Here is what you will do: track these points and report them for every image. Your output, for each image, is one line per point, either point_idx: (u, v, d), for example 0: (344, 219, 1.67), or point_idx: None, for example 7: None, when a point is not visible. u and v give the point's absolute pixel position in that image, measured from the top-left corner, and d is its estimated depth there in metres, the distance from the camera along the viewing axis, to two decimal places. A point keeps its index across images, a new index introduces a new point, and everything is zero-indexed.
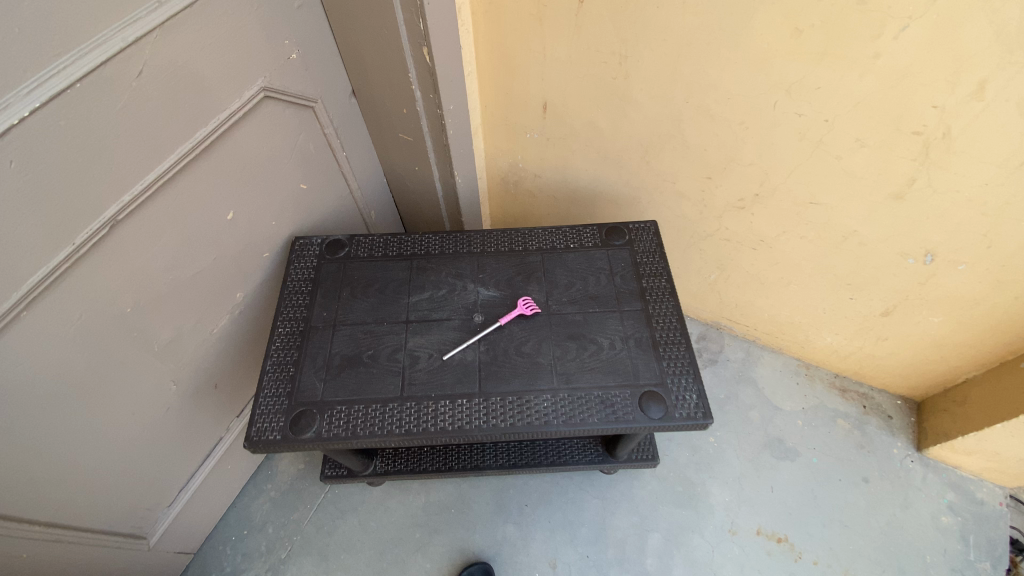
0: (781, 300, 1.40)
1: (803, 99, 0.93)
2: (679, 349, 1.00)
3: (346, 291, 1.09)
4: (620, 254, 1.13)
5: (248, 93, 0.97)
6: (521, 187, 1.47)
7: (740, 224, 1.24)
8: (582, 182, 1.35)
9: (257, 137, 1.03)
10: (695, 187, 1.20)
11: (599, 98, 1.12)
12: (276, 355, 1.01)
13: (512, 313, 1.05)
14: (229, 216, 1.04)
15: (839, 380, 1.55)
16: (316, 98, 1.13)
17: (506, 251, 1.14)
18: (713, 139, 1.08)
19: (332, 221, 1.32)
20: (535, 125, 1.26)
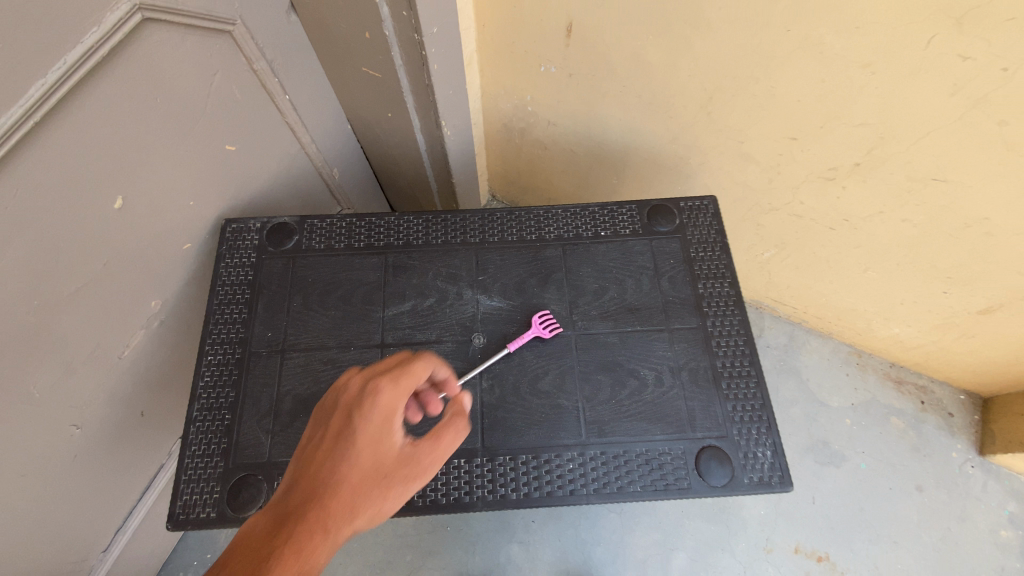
0: (847, 286, 1.14)
1: (978, 36, 0.62)
2: (749, 386, 0.75)
3: (298, 301, 0.81)
4: (669, 247, 0.84)
5: (113, 15, 0.61)
6: (529, 137, 1.13)
7: (824, 199, 0.94)
8: (613, 136, 1.02)
9: (143, 83, 0.69)
10: (771, 149, 0.89)
11: (652, 21, 0.77)
12: (206, 397, 0.75)
13: (527, 335, 0.77)
14: (117, 204, 0.72)
15: (895, 370, 1.33)
16: (233, 19, 0.76)
17: (514, 241, 0.85)
18: (815, 86, 0.76)
19: (281, 189, 1.00)
20: (553, 55, 0.91)
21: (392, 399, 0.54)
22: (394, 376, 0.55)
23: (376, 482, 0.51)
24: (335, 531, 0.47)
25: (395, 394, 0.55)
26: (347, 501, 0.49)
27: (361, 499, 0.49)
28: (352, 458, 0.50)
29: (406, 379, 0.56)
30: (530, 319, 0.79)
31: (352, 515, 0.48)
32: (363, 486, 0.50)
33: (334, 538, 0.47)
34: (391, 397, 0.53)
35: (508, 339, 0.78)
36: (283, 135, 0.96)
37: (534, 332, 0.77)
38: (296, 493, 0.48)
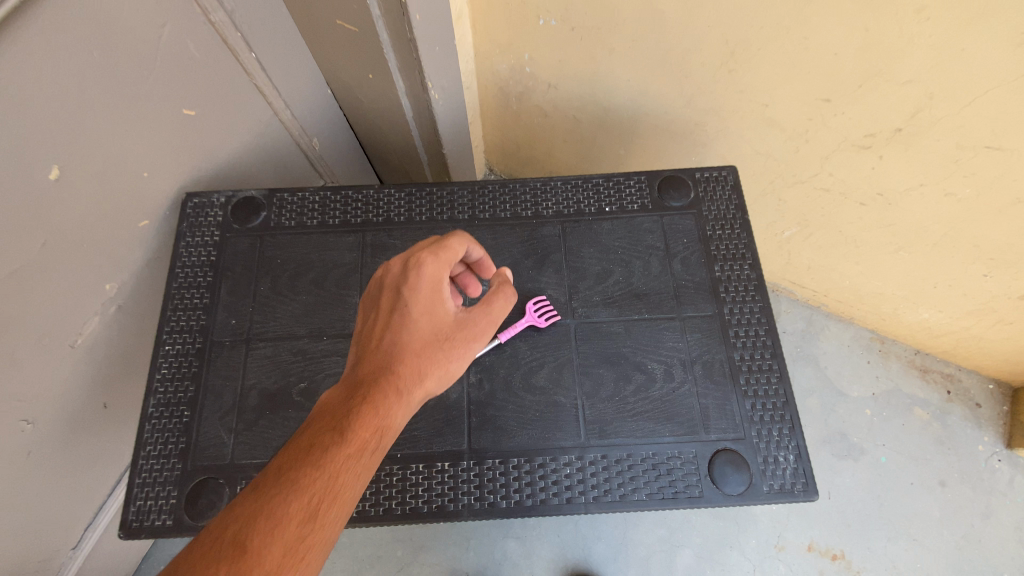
0: (875, 268, 1.04)
1: None
2: (770, 381, 0.66)
3: (265, 284, 0.72)
4: (681, 224, 0.75)
5: None
6: (527, 103, 1.03)
7: (856, 170, 0.84)
8: (620, 101, 0.92)
9: (75, 34, 0.59)
10: (800, 112, 0.79)
11: None
12: (163, 392, 0.67)
13: (521, 322, 0.69)
14: (54, 173, 0.63)
15: (919, 358, 1.24)
16: None
17: (507, 217, 0.76)
18: (856, 37, 0.65)
19: (252, 160, 0.90)
20: (552, 6, 0.80)
21: (434, 274, 0.55)
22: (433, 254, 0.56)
23: (435, 348, 0.55)
24: (404, 392, 0.52)
25: (437, 271, 0.56)
26: (411, 366, 0.53)
27: (423, 364, 0.54)
28: (408, 329, 0.54)
29: (446, 255, 0.57)
30: (524, 306, 0.70)
31: (416, 379, 0.53)
32: (422, 354, 0.54)
33: (405, 398, 0.52)
34: (433, 272, 0.55)
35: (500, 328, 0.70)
36: (252, 99, 0.86)
37: (530, 319, 0.69)
38: (363, 364, 0.52)
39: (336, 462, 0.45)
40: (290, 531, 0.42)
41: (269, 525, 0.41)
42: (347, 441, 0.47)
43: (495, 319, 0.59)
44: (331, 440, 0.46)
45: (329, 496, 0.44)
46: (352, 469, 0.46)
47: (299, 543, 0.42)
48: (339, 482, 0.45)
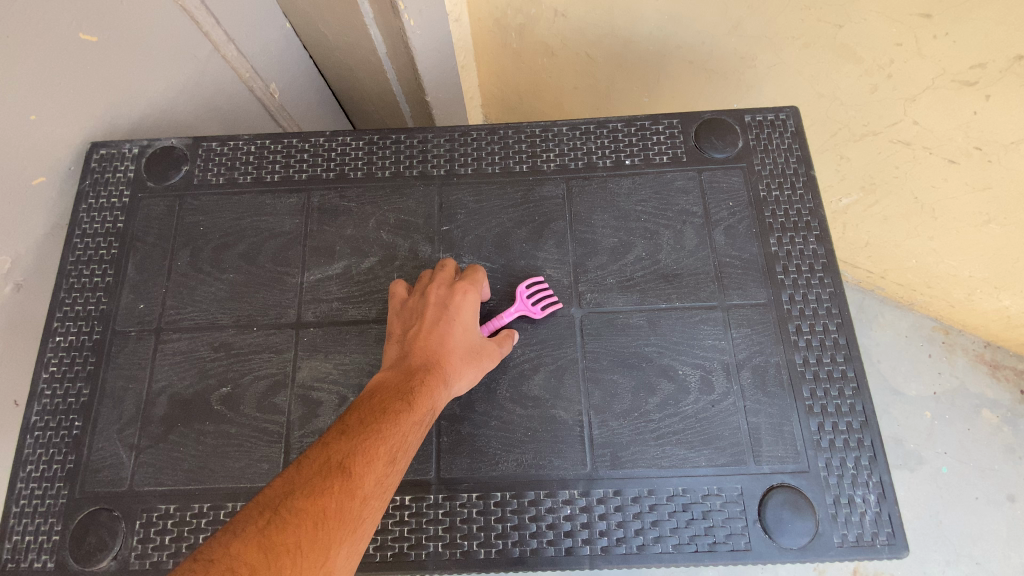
0: (953, 244, 0.85)
1: None
2: (843, 394, 0.49)
3: (184, 259, 0.56)
4: (725, 182, 0.57)
5: None
6: (529, 39, 0.83)
7: (951, 114, 0.65)
8: (646, 28, 0.73)
9: None
10: (886, 34, 0.60)
11: None
12: (50, 396, 0.52)
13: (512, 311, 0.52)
14: None
15: (990, 351, 1.04)
16: None
17: (496, 173, 0.58)
18: None
19: (188, 105, 0.73)
20: None
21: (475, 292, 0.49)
22: (473, 271, 0.51)
23: (480, 354, 0.48)
24: (457, 381, 0.45)
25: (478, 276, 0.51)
26: (462, 364, 0.46)
27: (471, 366, 0.47)
28: (458, 328, 0.47)
29: (482, 278, 0.51)
30: (514, 290, 0.54)
31: (466, 371, 0.46)
32: (470, 356, 0.47)
33: (457, 389, 0.46)
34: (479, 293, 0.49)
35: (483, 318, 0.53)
36: (180, 26, 0.68)
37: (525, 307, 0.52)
38: (412, 352, 0.45)
39: (409, 421, 0.41)
40: (380, 470, 0.38)
41: (365, 458, 0.38)
42: (417, 407, 0.42)
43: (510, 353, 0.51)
44: (402, 403, 0.42)
45: (405, 448, 0.41)
46: (422, 431, 0.42)
47: (390, 482, 0.39)
48: (411, 439, 0.41)
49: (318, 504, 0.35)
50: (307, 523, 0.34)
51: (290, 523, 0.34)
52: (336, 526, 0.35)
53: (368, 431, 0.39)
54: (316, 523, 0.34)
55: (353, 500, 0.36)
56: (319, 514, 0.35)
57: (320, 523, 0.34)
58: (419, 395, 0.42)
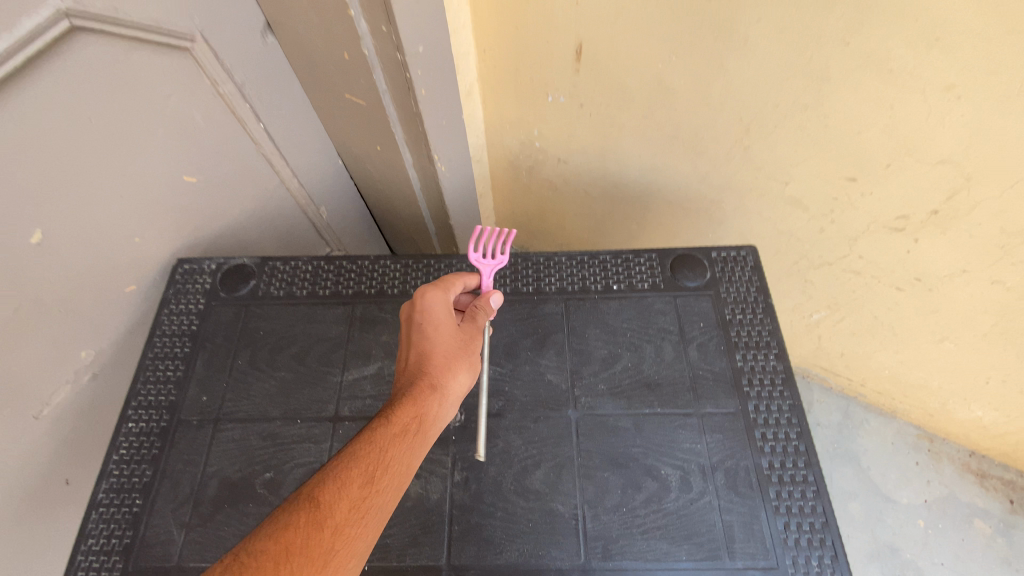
0: (917, 357, 0.94)
1: None
2: (806, 496, 0.57)
3: (244, 358, 0.68)
4: (697, 306, 0.68)
5: (28, 21, 0.51)
6: (537, 177, 1.02)
7: (889, 252, 0.78)
8: (632, 176, 0.89)
9: (70, 96, 0.58)
10: (825, 191, 0.74)
11: (672, 39, 0.66)
12: (117, 476, 0.61)
13: (491, 272, 0.67)
14: (36, 238, 0.59)
15: (975, 460, 1.08)
16: (192, 33, 0.67)
17: (507, 293, 0.71)
18: (882, 115, 0.62)
19: (253, 226, 0.88)
20: (561, 85, 0.80)
21: (446, 302, 0.59)
22: (445, 282, 0.61)
23: (458, 350, 0.56)
24: (439, 387, 0.53)
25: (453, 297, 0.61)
26: (439, 369, 0.54)
27: (447, 369, 0.54)
28: (431, 335, 0.56)
29: (454, 282, 0.62)
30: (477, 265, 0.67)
31: (446, 375, 0.53)
32: (448, 354, 0.55)
33: (443, 391, 0.53)
34: (445, 297, 0.58)
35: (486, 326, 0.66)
36: (257, 168, 0.85)
37: (488, 264, 0.67)
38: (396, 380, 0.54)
39: (383, 438, 0.47)
40: (352, 492, 0.43)
41: (334, 485, 0.43)
42: (391, 423, 0.48)
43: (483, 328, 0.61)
44: (377, 422, 0.48)
45: (382, 465, 0.46)
46: (403, 442, 0.48)
47: (365, 502, 0.44)
48: (389, 455, 0.47)
49: (286, 537, 0.39)
50: (274, 558, 0.38)
51: (258, 558, 0.38)
52: (305, 556, 0.39)
53: (343, 456, 0.45)
54: (283, 558, 0.38)
55: (325, 528, 0.41)
56: (286, 550, 0.39)
57: (288, 555, 0.39)
58: (394, 411, 0.49)
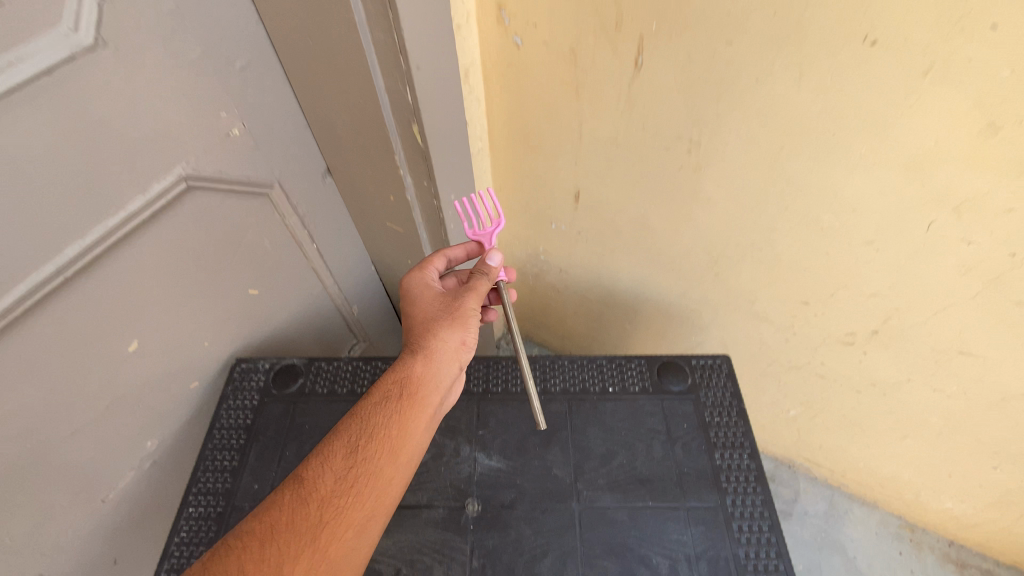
0: (885, 451, 1.04)
1: (978, 224, 0.61)
2: None
3: (291, 449, 0.79)
4: (680, 408, 0.80)
5: (157, 185, 0.67)
6: (541, 281, 1.20)
7: (845, 362, 0.90)
8: (623, 285, 1.05)
9: (175, 236, 0.73)
10: (786, 309, 0.88)
11: (652, 191, 0.83)
12: (177, 556, 0.70)
13: (492, 236, 0.81)
14: (133, 345, 0.73)
15: (954, 550, 1.15)
16: (273, 181, 0.83)
17: (519, 393, 0.83)
18: (820, 258, 0.76)
19: (297, 326, 1.02)
20: (563, 215, 0.98)
21: (424, 288, 0.77)
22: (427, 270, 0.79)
23: (436, 317, 0.72)
24: (417, 356, 0.69)
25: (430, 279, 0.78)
26: (416, 343, 0.70)
27: (424, 338, 0.71)
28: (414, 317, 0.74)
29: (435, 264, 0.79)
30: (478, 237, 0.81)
31: (425, 344, 0.70)
32: (426, 325, 0.72)
33: (424, 356, 0.69)
34: (420, 284, 0.76)
35: (502, 286, 0.79)
36: (306, 278, 1.00)
37: (485, 232, 0.80)
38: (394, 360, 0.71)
39: (365, 410, 0.65)
40: (335, 461, 0.60)
41: (317, 464, 0.60)
42: (374, 396, 0.66)
43: (484, 291, 0.74)
44: (362, 401, 0.66)
45: (363, 433, 0.63)
46: (385, 406, 0.65)
47: (344, 468, 0.60)
48: (371, 420, 0.64)
49: (281, 509, 0.57)
50: (272, 523, 0.56)
51: (264, 523, 0.56)
52: (297, 517, 0.56)
53: (332, 435, 0.63)
54: (278, 524, 0.56)
55: (309, 503, 0.57)
56: (277, 522, 0.56)
57: (282, 523, 0.56)
58: (374, 390, 0.67)
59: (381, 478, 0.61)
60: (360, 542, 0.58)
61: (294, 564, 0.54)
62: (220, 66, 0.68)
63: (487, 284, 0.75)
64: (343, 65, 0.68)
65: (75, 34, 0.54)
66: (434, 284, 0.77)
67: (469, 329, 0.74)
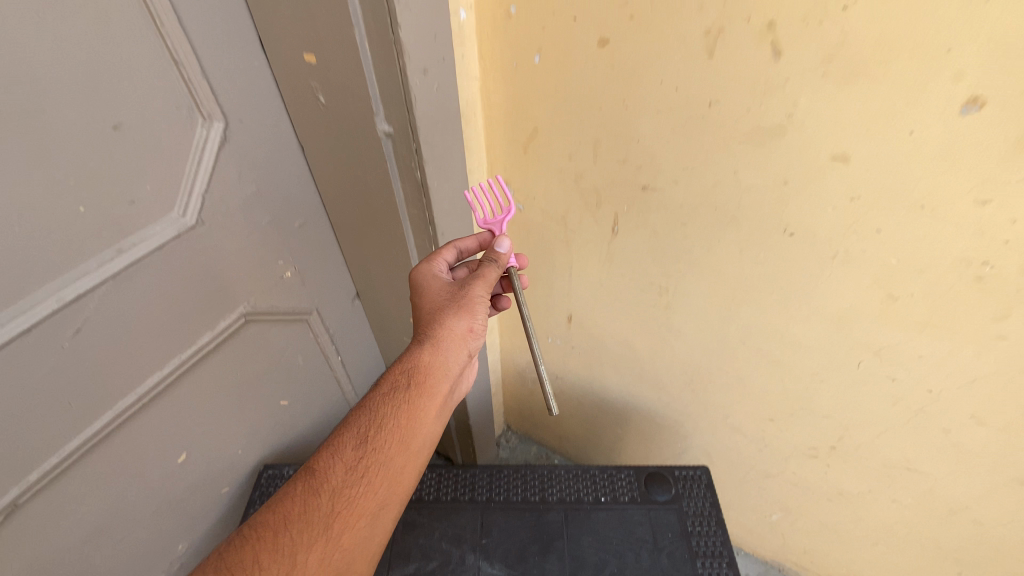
0: (863, 557, 1.10)
1: (896, 364, 0.75)
2: None
3: None
4: (665, 518, 0.89)
5: (223, 322, 0.81)
6: (539, 386, 1.32)
7: (813, 472, 1.00)
8: (613, 394, 1.17)
9: (230, 360, 0.86)
10: (756, 423, 0.99)
11: (633, 321, 0.98)
12: None
13: (502, 223, 0.81)
14: (182, 457, 0.83)
15: None
16: (312, 309, 0.98)
17: (519, 502, 0.92)
18: (777, 383, 0.89)
19: (317, 430, 1.12)
20: (558, 333, 1.12)
21: (433, 271, 0.76)
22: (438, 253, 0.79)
23: (444, 303, 0.73)
24: (424, 345, 0.71)
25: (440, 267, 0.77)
26: (424, 331, 0.72)
27: (430, 326, 0.72)
28: (423, 302, 0.75)
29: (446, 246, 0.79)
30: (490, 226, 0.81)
31: (432, 333, 0.72)
32: (434, 311, 0.73)
33: (430, 345, 0.71)
34: (429, 267, 0.76)
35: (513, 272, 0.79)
36: (330, 386, 1.12)
37: (496, 220, 0.80)
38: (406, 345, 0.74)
39: (373, 402, 0.69)
40: (344, 452, 0.65)
41: (326, 456, 0.65)
42: (382, 387, 0.70)
43: (493, 278, 0.74)
44: (372, 391, 0.70)
45: (369, 425, 0.67)
46: (391, 399, 0.68)
47: (351, 459, 0.65)
48: (379, 410, 0.68)
49: (295, 500, 0.62)
50: (287, 513, 0.61)
51: (279, 512, 0.61)
52: (308, 508, 0.62)
53: (344, 424, 0.68)
54: (291, 513, 0.61)
55: (320, 495, 0.63)
56: (290, 512, 0.61)
57: (295, 514, 0.61)
58: (382, 381, 0.71)
59: (388, 469, 0.66)
60: (373, 529, 0.64)
61: (307, 553, 0.59)
62: (283, 225, 0.85)
63: (496, 270, 0.75)
64: (382, 227, 0.85)
65: (184, 218, 0.71)
66: (443, 268, 0.78)
67: (477, 316, 0.74)
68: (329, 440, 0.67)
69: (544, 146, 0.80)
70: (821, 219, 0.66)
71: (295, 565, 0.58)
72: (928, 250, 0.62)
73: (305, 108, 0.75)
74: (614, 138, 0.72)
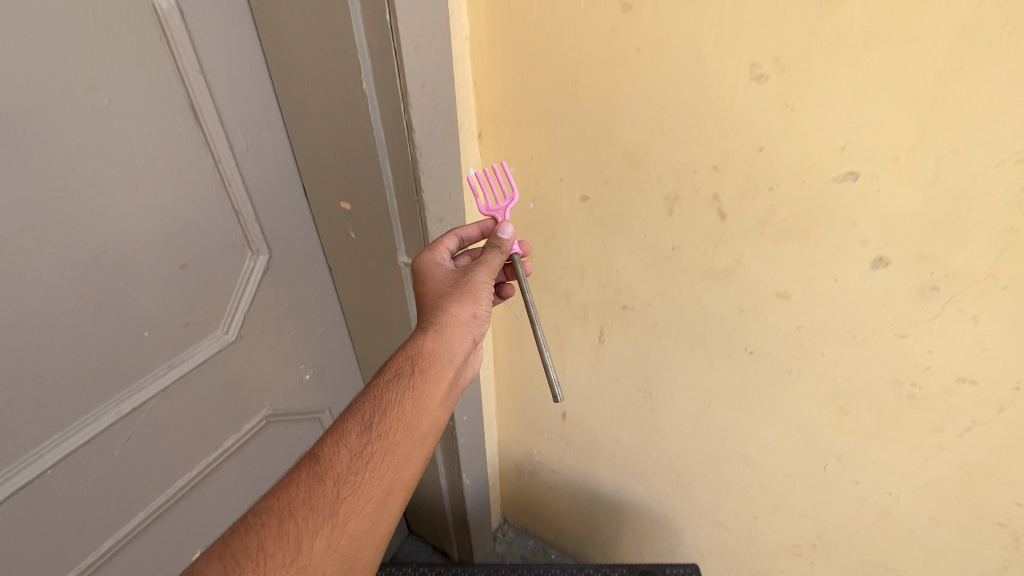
0: None
1: (858, 468, 0.83)
2: None
3: None
4: None
5: (247, 425, 0.90)
6: (535, 478, 1.36)
7: (799, 570, 1.04)
8: (606, 487, 1.22)
9: (248, 460, 0.93)
10: (741, 521, 1.05)
11: (621, 419, 1.06)
12: None
13: (505, 211, 0.78)
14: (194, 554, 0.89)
15: None
16: (324, 408, 1.06)
17: None
18: (755, 482, 0.96)
19: None
20: (553, 427, 1.19)
21: (434, 256, 0.73)
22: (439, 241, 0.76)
23: (449, 287, 0.71)
24: (429, 330, 0.69)
25: (443, 253, 0.74)
26: (428, 316, 0.70)
27: (434, 311, 0.70)
28: (427, 288, 0.72)
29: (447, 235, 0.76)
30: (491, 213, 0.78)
31: (436, 318, 0.69)
32: (438, 297, 0.71)
33: (435, 329, 0.69)
34: (431, 253, 0.73)
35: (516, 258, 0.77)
36: None
37: (498, 208, 0.78)
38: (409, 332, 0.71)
39: (377, 387, 0.65)
40: (350, 436, 0.61)
41: (330, 442, 0.61)
42: (386, 373, 0.67)
43: (496, 264, 0.72)
44: (376, 377, 0.67)
45: (375, 409, 0.63)
46: (395, 384, 0.65)
47: (357, 443, 0.61)
48: (385, 394, 0.64)
49: (297, 487, 0.58)
50: (290, 500, 0.57)
51: (280, 501, 0.56)
52: (312, 494, 0.57)
53: (348, 410, 0.64)
54: (294, 499, 0.57)
55: (324, 481, 0.58)
56: (294, 498, 0.57)
57: (299, 500, 0.57)
58: (387, 367, 0.68)
59: (396, 455, 0.62)
60: (380, 517, 0.60)
61: (313, 540, 0.55)
62: (307, 334, 0.96)
63: (499, 257, 0.73)
64: (394, 335, 0.96)
65: (225, 335, 0.82)
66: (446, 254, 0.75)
67: (482, 302, 0.72)
68: (333, 425, 0.63)
69: (539, 268, 0.92)
70: (775, 341, 0.77)
71: (300, 552, 0.54)
72: (866, 371, 0.73)
73: (335, 238, 0.88)
74: (597, 267, 0.86)
